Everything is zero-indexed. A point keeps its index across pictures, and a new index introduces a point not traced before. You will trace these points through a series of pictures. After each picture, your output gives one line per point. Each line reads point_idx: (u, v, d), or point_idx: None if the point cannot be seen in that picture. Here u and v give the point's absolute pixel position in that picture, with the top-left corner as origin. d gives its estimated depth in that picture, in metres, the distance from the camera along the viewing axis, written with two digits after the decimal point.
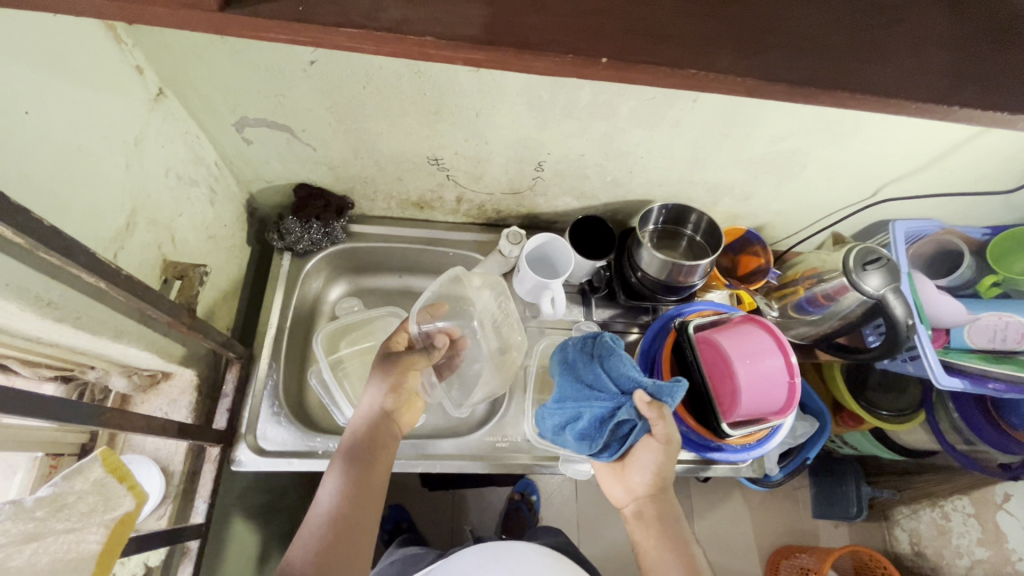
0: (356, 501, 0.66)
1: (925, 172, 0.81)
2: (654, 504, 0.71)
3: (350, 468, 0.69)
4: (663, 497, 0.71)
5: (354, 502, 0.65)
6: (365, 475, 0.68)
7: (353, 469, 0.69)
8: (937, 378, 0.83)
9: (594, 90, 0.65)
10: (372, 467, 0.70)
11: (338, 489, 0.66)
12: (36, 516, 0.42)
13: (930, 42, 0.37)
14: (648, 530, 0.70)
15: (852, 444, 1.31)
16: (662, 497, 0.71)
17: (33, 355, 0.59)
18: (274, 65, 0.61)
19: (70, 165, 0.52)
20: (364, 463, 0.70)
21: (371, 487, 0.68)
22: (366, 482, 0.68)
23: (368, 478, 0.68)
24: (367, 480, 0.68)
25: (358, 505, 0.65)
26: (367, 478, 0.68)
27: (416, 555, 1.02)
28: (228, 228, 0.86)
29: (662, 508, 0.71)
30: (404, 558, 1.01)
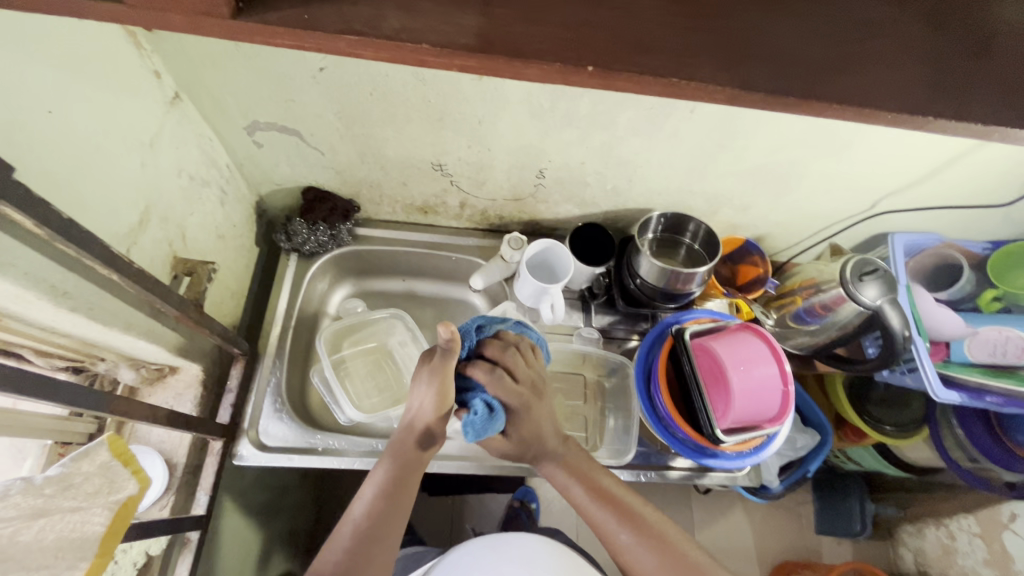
0: (387, 514, 0.66)
1: (922, 185, 0.82)
2: (599, 498, 0.71)
3: (386, 481, 0.68)
4: (602, 487, 0.72)
5: (385, 516, 0.65)
6: (399, 486, 0.68)
7: (390, 481, 0.68)
8: (933, 390, 0.83)
9: (592, 100, 0.67)
10: (408, 478, 0.69)
11: (371, 503, 0.66)
12: (45, 493, 0.44)
13: (908, 56, 0.39)
14: (615, 528, 0.69)
15: (856, 460, 1.30)
16: (602, 488, 0.72)
17: (46, 344, 0.61)
18: (286, 71, 0.64)
19: (89, 163, 0.55)
20: (400, 477, 0.69)
21: (404, 497, 0.68)
22: (399, 495, 0.68)
23: (401, 489, 0.68)
24: (401, 494, 0.68)
25: (390, 518, 0.66)
26: (401, 490, 0.68)
27: (418, 554, 1.03)
28: (238, 228, 0.89)
29: (618, 501, 0.71)
30: (407, 557, 1.03)
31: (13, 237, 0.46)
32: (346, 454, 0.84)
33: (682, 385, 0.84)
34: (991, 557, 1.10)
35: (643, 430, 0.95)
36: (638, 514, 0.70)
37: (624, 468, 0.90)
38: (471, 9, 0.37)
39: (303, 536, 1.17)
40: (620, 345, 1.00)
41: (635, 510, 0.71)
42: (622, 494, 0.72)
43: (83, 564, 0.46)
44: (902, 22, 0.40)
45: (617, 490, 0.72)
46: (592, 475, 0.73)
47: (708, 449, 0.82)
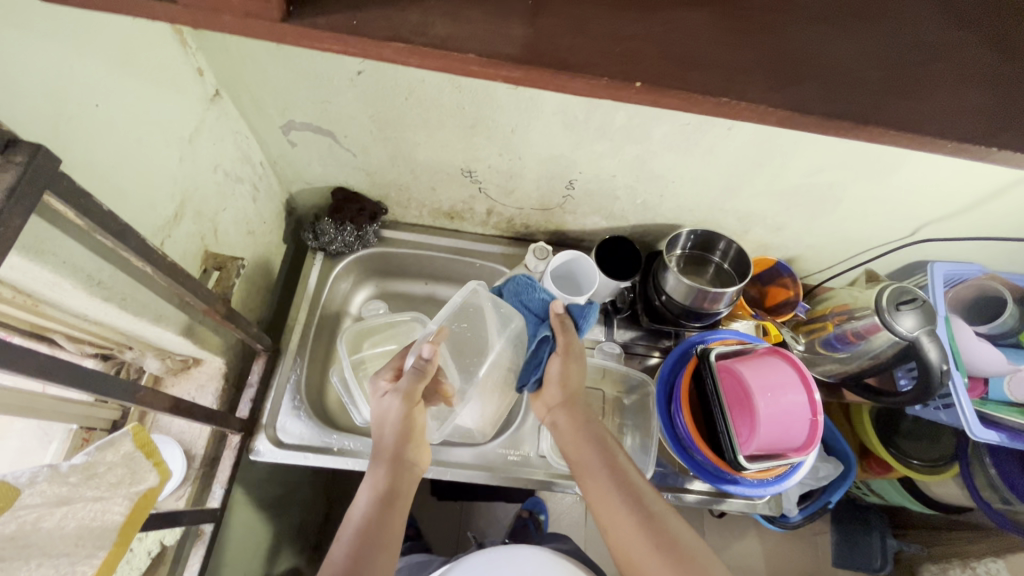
0: (374, 543, 0.63)
1: (968, 214, 0.79)
2: (601, 472, 0.68)
3: (370, 510, 0.66)
4: (607, 458, 0.69)
5: (373, 546, 0.63)
6: (387, 513, 0.66)
7: (377, 509, 0.66)
8: (971, 429, 0.79)
9: (629, 113, 0.67)
10: (387, 515, 0.67)
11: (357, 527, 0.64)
12: (70, 481, 0.44)
13: (971, 82, 0.37)
14: (610, 501, 0.66)
15: (878, 492, 1.26)
16: (609, 457, 0.70)
17: (79, 331, 0.62)
18: (325, 73, 0.65)
19: (131, 156, 0.56)
20: (384, 505, 0.67)
21: (387, 524, 0.66)
22: (386, 517, 0.66)
23: (387, 519, 0.66)
24: (387, 521, 0.66)
25: (381, 545, 0.63)
26: (386, 517, 0.66)
27: (423, 563, 1.02)
28: (267, 225, 0.90)
29: (628, 482, 0.67)
30: (413, 565, 1.02)
31: (55, 227, 0.47)
32: (361, 456, 0.84)
33: (704, 407, 0.82)
34: None
35: (662, 451, 0.92)
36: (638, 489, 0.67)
37: None
38: (517, 20, 0.37)
39: (312, 532, 1.17)
40: (641, 361, 0.99)
41: (638, 488, 0.67)
42: (631, 473, 0.69)
43: (101, 553, 0.46)
44: (968, 46, 0.38)
45: (626, 466, 0.69)
46: (603, 446, 0.71)
47: (729, 475, 0.80)
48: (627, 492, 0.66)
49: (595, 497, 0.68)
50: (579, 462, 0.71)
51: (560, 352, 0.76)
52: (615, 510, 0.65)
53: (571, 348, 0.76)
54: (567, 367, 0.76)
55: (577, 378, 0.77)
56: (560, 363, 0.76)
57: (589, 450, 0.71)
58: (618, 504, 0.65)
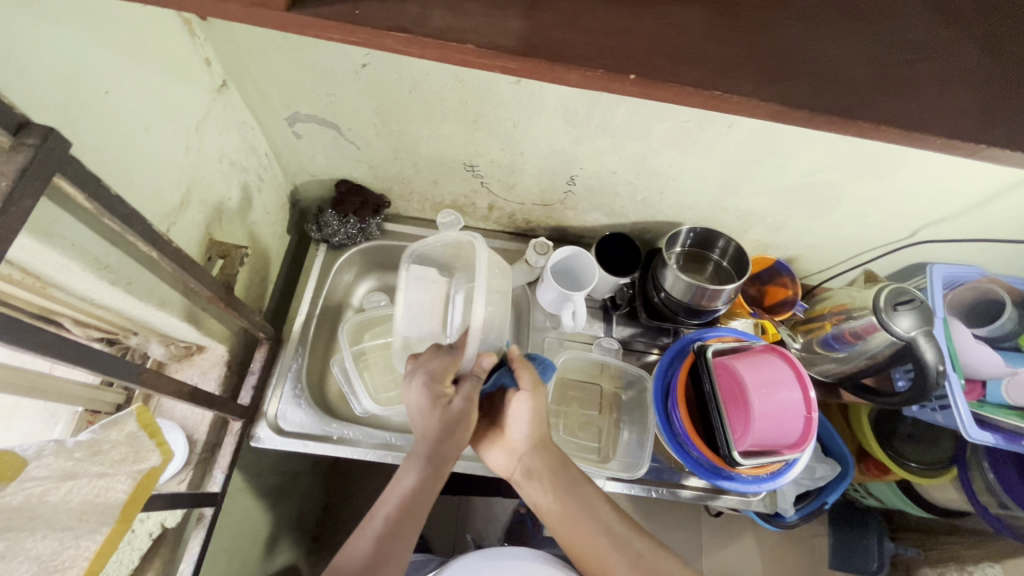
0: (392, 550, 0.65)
1: (967, 216, 0.79)
2: (588, 519, 0.69)
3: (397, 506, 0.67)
4: (591, 507, 0.70)
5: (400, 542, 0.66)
6: (415, 505, 0.68)
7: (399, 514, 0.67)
8: (966, 430, 0.80)
9: (629, 109, 0.67)
10: (415, 515, 0.68)
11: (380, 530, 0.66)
12: (75, 457, 0.46)
13: (962, 81, 0.38)
14: (600, 543, 0.68)
15: (876, 496, 1.26)
16: (589, 504, 0.70)
17: (85, 314, 0.63)
18: (330, 65, 0.66)
19: (140, 144, 0.57)
20: (410, 507, 0.67)
21: (411, 525, 0.67)
22: (412, 515, 0.67)
23: (413, 519, 0.67)
24: (410, 522, 0.67)
25: (401, 549, 0.66)
26: (413, 514, 0.68)
27: (421, 561, 1.03)
28: (272, 217, 0.91)
29: (612, 527, 0.69)
30: (410, 564, 1.03)
31: (64, 210, 0.48)
32: (360, 445, 0.85)
33: (700, 403, 0.83)
34: None
35: (657, 446, 0.93)
36: (621, 534, 0.69)
37: (636, 482, 0.89)
38: (518, 12, 0.38)
39: (311, 522, 1.19)
40: (639, 357, 0.99)
41: (621, 533, 0.69)
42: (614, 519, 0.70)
43: (104, 529, 0.47)
44: (961, 46, 0.39)
45: (606, 511, 0.71)
46: (580, 491, 0.71)
47: (724, 471, 0.81)
48: (612, 539, 0.68)
49: (579, 543, 0.69)
50: (560, 515, 0.70)
51: (524, 392, 0.73)
52: (604, 553, 0.68)
53: (536, 389, 0.73)
54: (530, 407, 0.73)
55: (541, 422, 0.74)
56: (525, 403, 0.73)
57: (568, 503, 0.70)
58: (607, 548, 0.68)
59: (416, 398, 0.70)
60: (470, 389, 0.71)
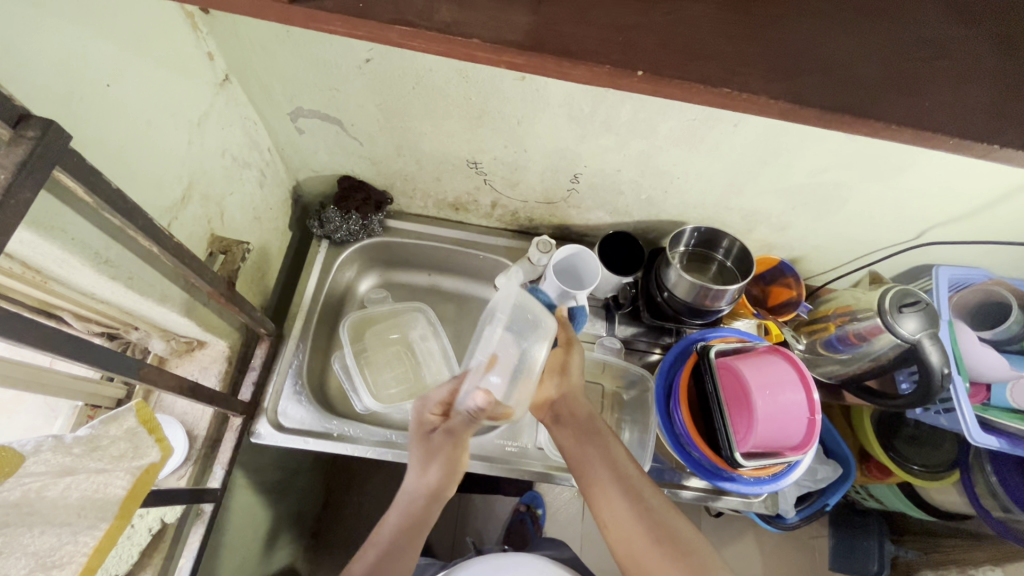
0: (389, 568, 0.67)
1: (975, 218, 0.78)
2: (604, 466, 0.70)
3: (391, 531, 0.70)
4: (608, 453, 0.71)
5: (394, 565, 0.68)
6: (409, 532, 0.70)
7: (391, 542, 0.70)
8: (970, 433, 0.79)
9: (635, 107, 0.67)
10: (409, 539, 0.70)
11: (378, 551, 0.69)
12: (74, 452, 0.45)
13: (974, 81, 0.37)
14: (612, 492, 0.68)
15: (877, 497, 1.25)
16: (608, 453, 0.72)
17: (86, 308, 0.63)
18: (333, 60, 0.65)
19: (142, 138, 0.57)
20: (402, 533, 0.70)
21: (407, 544, 0.70)
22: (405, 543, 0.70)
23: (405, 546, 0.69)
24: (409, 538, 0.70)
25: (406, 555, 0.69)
26: (409, 536, 0.70)
27: (424, 566, 1.03)
28: (274, 212, 0.91)
29: (629, 478, 0.69)
30: (411, 569, 1.02)
31: (65, 203, 0.47)
32: (361, 442, 0.85)
33: (703, 404, 0.82)
34: None
35: (659, 446, 0.93)
36: (636, 482, 0.70)
37: None
38: (524, 6, 0.37)
39: (311, 518, 1.18)
40: (641, 357, 0.99)
41: (639, 484, 0.69)
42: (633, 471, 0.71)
43: (102, 525, 0.47)
44: (975, 45, 0.38)
45: (626, 463, 0.71)
46: (602, 441, 0.73)
47: (725, 471, 0.80)
48: (627, 489, 0.68)
49: (594, 490, 0.70)
50: (580, 461, 0.72)
51: (562, 345, 0.78)
52: (622, 510, 0.67)
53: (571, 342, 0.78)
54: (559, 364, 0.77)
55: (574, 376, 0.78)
56: (557, 357, 0.78)
57: (590, 452, 0.72)
58: (624, 501, 0.68)
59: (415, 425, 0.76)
60: (455, 424, 0.75)
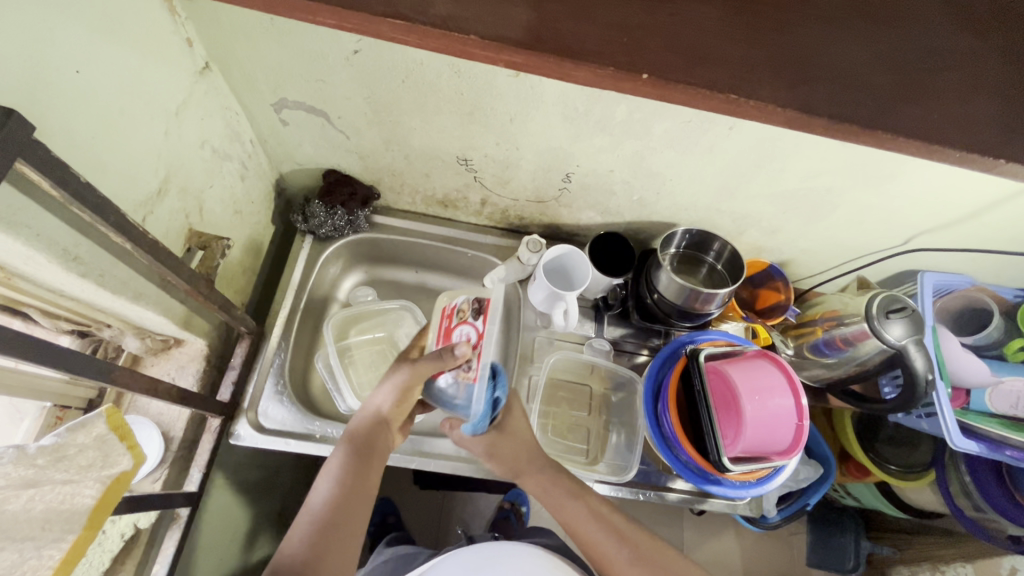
0: (347, 511, 0.63)
1: (961, 226, 0.79)
2: (588, 517, 0.71)
3: (345, 473, 0.66)
4: (593, 504, 0.71)
5: (348, 511, 0.63)
6: (361, 474, 0.67)
7: (344, 488, 0.65)
8: (951, 438, 0.80)
9: (630, 108, 0.66)
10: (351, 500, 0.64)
11: (332, 496, 0.64)
12: (37, 464, 0.43)
13: (979, 91, 0.36)
14: (614, 546, 0.69)
15: (855, 496, 1.27)
16: (595, 507, 0.71)
17: (54, 306, 0.60)
18: (319, 50, 0.63)
19: (113, 128, 0.54)
20: (353, 478, 0.66)
21: (361, 489, 0.66)
22: (358, 487, 0.65)
23: (352, 501, 0.64)
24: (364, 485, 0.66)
25: (353, 520, 0.63)
26: (361, 480, 0.66)
27: (410, 556, 1.00)
28: (256, 205, 0.88)
29: (615, 523, 0.71)
30: (400, 557, 1.00)
31: (29, 197, 0.45)
32: None
33: (691, 407, 0.82)
34: None
35: (647, 449, 0.92)
36: (634, 536, 0.70)
37: (623, 485, 0.88)
38: (524, 3, 0.35)
39: (294, 517, 1.16)
40: (629, 359, 0.98)
41: (627, 529, 0.71)
42: (620, 517, 0.72)
43: (69, 537, 0.45)
44: (981, 55, 0.37)
45: (610, 510, 0.72)
46: (587, 493, 0.73)
47: (712, 475, 0.80)
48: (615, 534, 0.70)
49: (591, 548, 0.70)
50: (575, 523, 0.71)
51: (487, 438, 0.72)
52: (610, 552, 0.69)
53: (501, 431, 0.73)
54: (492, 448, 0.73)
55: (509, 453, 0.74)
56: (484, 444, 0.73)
57: (597, 515, 0.71)
58: (613, 545, 0.69)
59: (387, 390, 0.71)
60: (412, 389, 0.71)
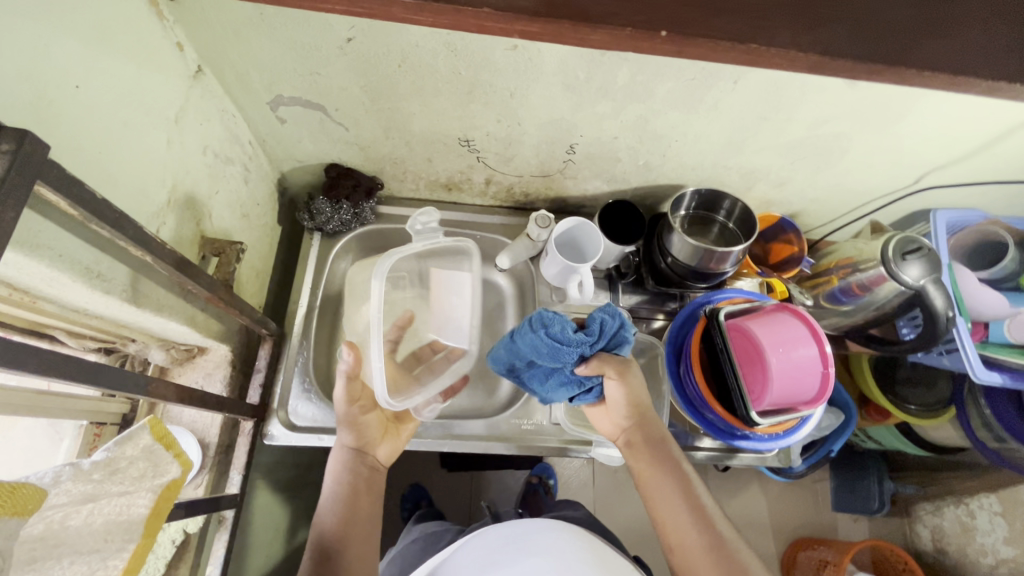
0: (355, 532, 0.67)
1: (974, 158, 0.78)
2: (677, 487, 0.68)
3: (341, 494, 0.70)
4: (685, 480, 0.69)
5: (359, 532, 0.67)
6: (358, 487, 0.71)
7: (346, 506, 0.69)
8: (976, 373, 0.81)
9: (632, 71, 0.64)
10: (357, 514, 0.69)
11: (339, 511, 0.68)
12: (94, 479, 0.44)
13: (1000, 14, 0.36)
14: (689, 529, 0.65)
15: (875, 439, 1.29)
16: (686, 481, 0.69)
17: (80, 325, 0.60)
18: (311, 42, 0.61)
19: (119, 143, 0.53)
20: (352, 497, 0.70)
21: (362, 500, 0.71)
22: (360, 500, 0.70)
23: (358, 514, 0.69)
24: (361, 502, 0.70)
25: (362, 528, 0.68)
26: (356, 499, 0.70)
27: (438, 534, 1.02)
28: (261, 207, 0.87)
29: (702, 505, 0.67)
30: (428, 537, 1.02)
31: (48, 219, 0.44)
32: None
33: (716, 367, 0.82)
34: (1012, 537, 1.08)
35: (672, 411, 0.93)
36: (715, 520, 0.66)
37: None
38: None
39: None
40: (647, 325, 0.98)
41: (711, 514, 0.67)
42: (710, 502, 0.68)
43: (130, 546, 0.46)
44: None
45: (700, 491, 0.69)
46: (682, 468, 0.70)
47: (739, 431, 0.81)
48: (699, 516, 0.66)
49: (668, 522, 0.67)
50: (658, 495, 0.69)
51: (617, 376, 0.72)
52: (684, 530, 0.66)
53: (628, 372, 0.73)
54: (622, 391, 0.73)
55: (636, 396, 0.74)
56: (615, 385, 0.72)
57: (687, 496, 0.68)
58: (693, 528, 0.65)
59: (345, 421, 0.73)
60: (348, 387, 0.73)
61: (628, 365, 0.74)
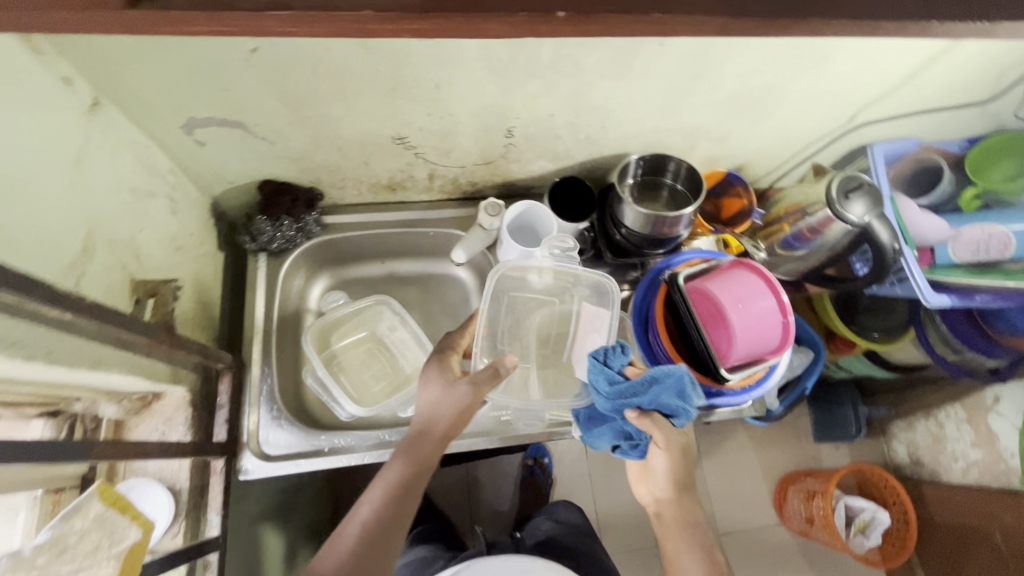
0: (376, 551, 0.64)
1: (901, 91, 0.78)
2: (700, 559, 0.70)
3: (382, 503, 0.67)
4: (709, 552, 0.70)
5: (377, 547, 0.64)
6: (405, 493, 0.68)
7: (381, 516, 0.66)
8: (925, 298, 0.83)
9: (555, 47, 0.62)
10: (389, 527, 0.65)
11: (369, 523, 0.65)
12: (38, 563, 0.41)
13: None
14: None
15: (847, 368, 1.32)
16: (709, 552, 0.70)
17: (11, 396, 0.56)
18: (213, 58, 0.57)
19: (13, 197, 0.49)
20: (392, 507, 0.67)
21: (402, 514, 0.67)
22: (400, 512, 0.67)
23: (392, 524, 0.66)
24: (401, 511, 0.67)
25: (384, 546, 0.64)
26: (399, 509, 0.67)
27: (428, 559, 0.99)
28: (196, 236, 0.83)
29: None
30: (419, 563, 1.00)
31: None
32: (355, 450, 0.84)
33: (682, 330, 0.83)
34: (979, 442, 1.14)
35: None
36: None
37: None
38: None
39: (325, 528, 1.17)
40: None
41: None
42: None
43: None
44: None
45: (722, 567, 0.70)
46: (709, 543, 0.71)
47: (712, 390, 0.82)
48: None
49: None
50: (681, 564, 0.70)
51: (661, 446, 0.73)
52: None
53: (674, 446, 0.73)
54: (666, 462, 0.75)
55: (681, 468, 0.75)
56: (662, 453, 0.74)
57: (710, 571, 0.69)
58: None
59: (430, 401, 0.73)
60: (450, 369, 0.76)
61: (676, 434, 0.74)
